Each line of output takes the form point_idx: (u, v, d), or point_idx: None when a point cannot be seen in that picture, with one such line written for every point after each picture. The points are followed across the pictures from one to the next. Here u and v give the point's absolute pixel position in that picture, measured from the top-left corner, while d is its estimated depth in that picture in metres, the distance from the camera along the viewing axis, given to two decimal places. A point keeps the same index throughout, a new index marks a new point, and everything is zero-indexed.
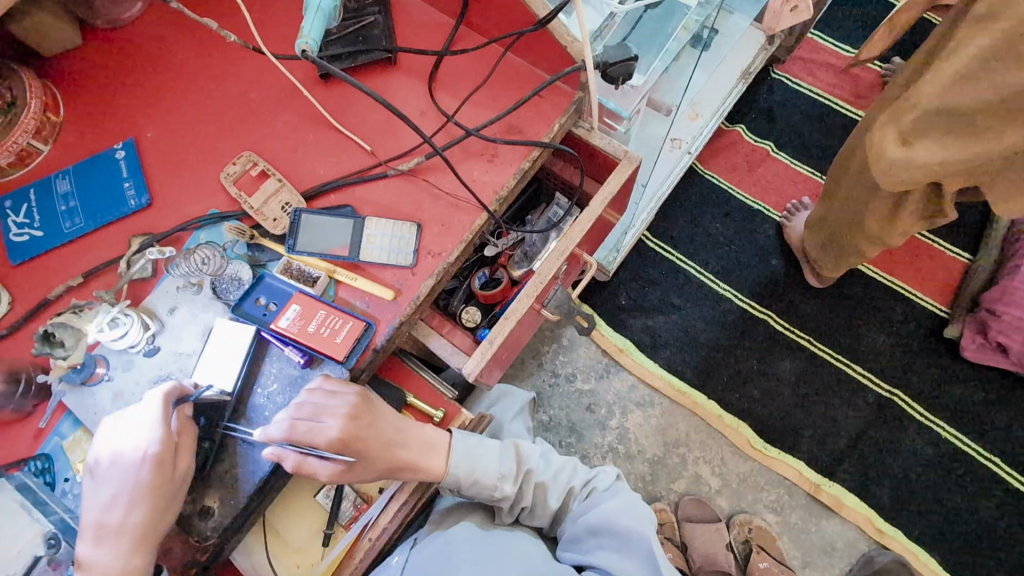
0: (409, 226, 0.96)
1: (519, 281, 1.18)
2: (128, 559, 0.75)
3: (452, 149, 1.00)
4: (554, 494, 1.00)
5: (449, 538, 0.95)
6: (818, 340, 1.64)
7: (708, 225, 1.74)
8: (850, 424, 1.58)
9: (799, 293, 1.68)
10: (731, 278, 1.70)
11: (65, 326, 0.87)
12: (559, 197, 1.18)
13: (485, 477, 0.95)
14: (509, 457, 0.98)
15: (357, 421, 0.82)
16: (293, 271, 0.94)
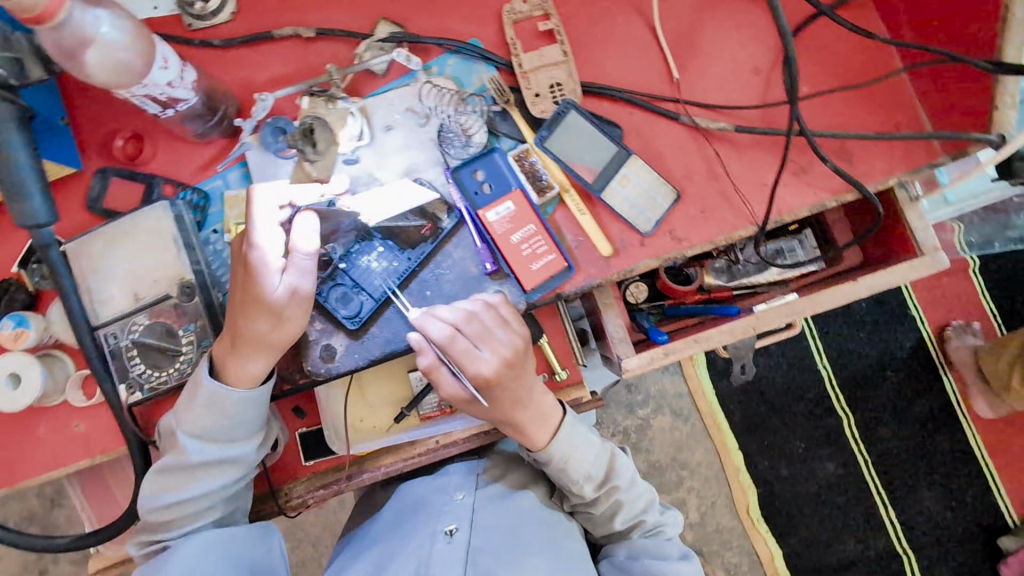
0: (668, 192, 0.80)
1: (707, 292, 1.02)
2: (247, 361, 0.75)
3: (763, 136, 0.81)
4: (625, 518, 0.89)
5: (518, 506, 0.91)
6: (877, 469, 1.46)
7: (859, 308, 1.47)
8: (845, 552, 1.45)
9: (892, 426, 1.46)
10: (850, 367, 1.46)
11: (327, 127, 0.81)
12: (809, 237, 0.99)
13: (575, 473, 0.85)
14: (603, 463, 0.88)
15: (508, 365, 0.74)
16: (525, 165, 0.81)
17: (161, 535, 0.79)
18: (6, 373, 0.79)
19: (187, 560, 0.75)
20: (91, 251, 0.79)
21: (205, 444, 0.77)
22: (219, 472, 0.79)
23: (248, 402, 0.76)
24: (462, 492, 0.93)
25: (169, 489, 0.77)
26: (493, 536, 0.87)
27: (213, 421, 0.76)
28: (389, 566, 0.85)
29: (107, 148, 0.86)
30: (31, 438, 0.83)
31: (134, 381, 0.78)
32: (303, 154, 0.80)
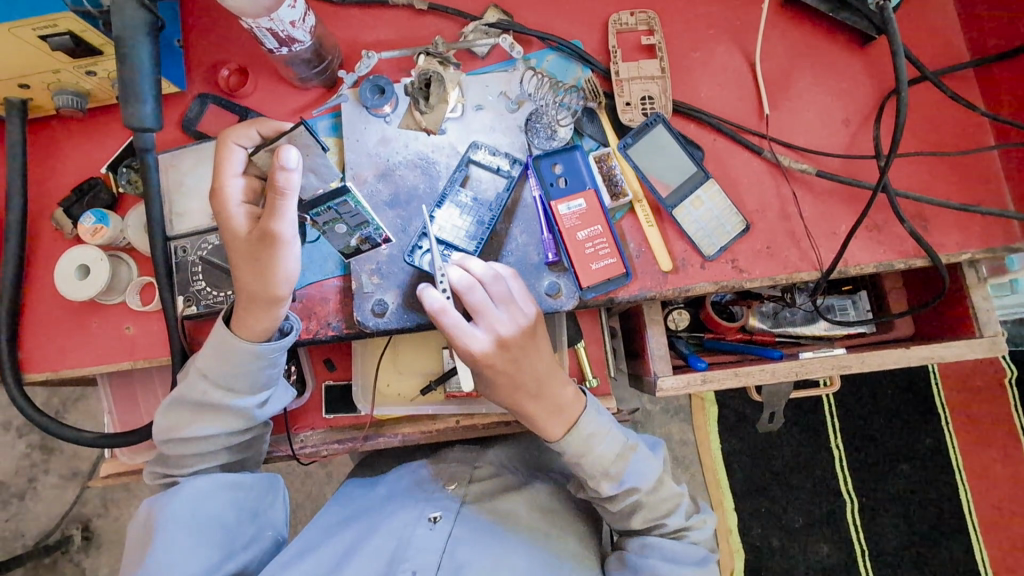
0: (738, 221, 0.81)
1: (748, 333, 1.01)
2: (250, 312, 0.73)
3: (842, 186, 0.81)
4: (642, 518, 0.78)
5: (511, 510, 0.83)
6: (870, 560, 1.41)
7: (883, 392, 1.43)
8: None
9: (895, 518, 1.41)
10: (861, 449, 1.43)
11: (442, 84, 0.83)
12: (864, 298, 0.99)
13: (590, 468, 0.75)
14: (625, 461, 0.77)
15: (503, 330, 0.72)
16: (604, 168, 0.82)
17: (172, 470, 0.78)
18: (76, 262, 0.83)
19: (193, 497, 0.74)
20: (181, 164, 0.83)
21: (208, 386, 0.76)
22: (219, 418, 0.77)
23: (250, 354, 0.74)
24: (455, 485, 0.86)
25: (172, 427, 0.77)
26: (481, 534, 0.79)
27: (220, 368, 0.75)
28: (363, 545, 0.78)
29: (212, 76, 0.90)
30: (83, 330, 0.87)
31: (193, 295, 0.82)
32: (415, 103, 0.82)
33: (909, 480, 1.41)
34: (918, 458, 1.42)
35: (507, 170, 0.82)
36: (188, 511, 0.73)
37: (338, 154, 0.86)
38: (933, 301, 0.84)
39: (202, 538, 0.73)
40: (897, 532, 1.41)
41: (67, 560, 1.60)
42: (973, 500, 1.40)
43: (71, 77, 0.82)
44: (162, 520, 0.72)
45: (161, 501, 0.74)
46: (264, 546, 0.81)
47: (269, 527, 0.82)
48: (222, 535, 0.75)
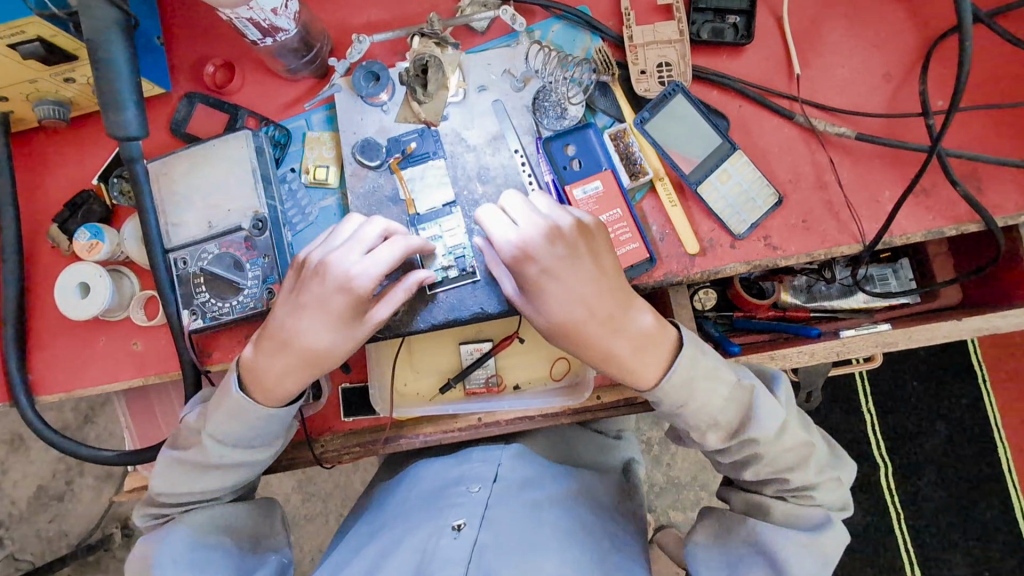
0: (770, 194, 0.74)
1: (780, 310, 0.95)
2: (284, 369, 0.70)
3: (883, 148, 0.74)
4: (770, 472, 0.69)
5: (535, 507, 0.81)
6: (908, 527, 1.33)
7: (916, 356, 1.36)
8: None
9: (931, 483, 1.34)
10: (898, 415, 1.36)
11: (440, 68, 0.77)
12: (905, 264, 0.93)
13: (697, 416, 0.68)
14: (738, 406, 0.68)
15: (591, 316, 0.65)
16: (621, 145, 0.76)
17: (167, 510, 0.76)
18: (76, 281, 0.80)
19: (192, 533, 0.74)
20: (173, 172, 0.78)
21: (224, 450, 0.73)
22: (228, 475, 0.75)
23: (270, 418, 0.72)
24: (478, 486, 0.84)
25: (178, 481, 0.74)
26: (505, 538, 0.76)
27: (233, 429, 0.72)
28: (386, 561, 0.75)
29: (198, 73, 0.85)
30: (90, 347, 0.85)
31: (198, 308, 0.78)
32: (412, 93, 0.77)
33: (949, 444, 1.34)
34: (956, 420, 1.34)
35: (517, 154, 0.77)
36: (188, 546, 0.73)
37: (335, 149, 0.81)
38: (985, 267, 0.77)
39: (205, 573, 0.71)
40: (938, 498, 1.33)
41: (109, 558, 1.63)
42: (1015, 463, 1.32)
43: (49, 86, 0.77)
44: (161, 561, 0.72)
45: (159, 539, 0.74)
46: (270, 572, 0.78)
47: (271, 553, 0.80)
48: (225, 565, 0.73)
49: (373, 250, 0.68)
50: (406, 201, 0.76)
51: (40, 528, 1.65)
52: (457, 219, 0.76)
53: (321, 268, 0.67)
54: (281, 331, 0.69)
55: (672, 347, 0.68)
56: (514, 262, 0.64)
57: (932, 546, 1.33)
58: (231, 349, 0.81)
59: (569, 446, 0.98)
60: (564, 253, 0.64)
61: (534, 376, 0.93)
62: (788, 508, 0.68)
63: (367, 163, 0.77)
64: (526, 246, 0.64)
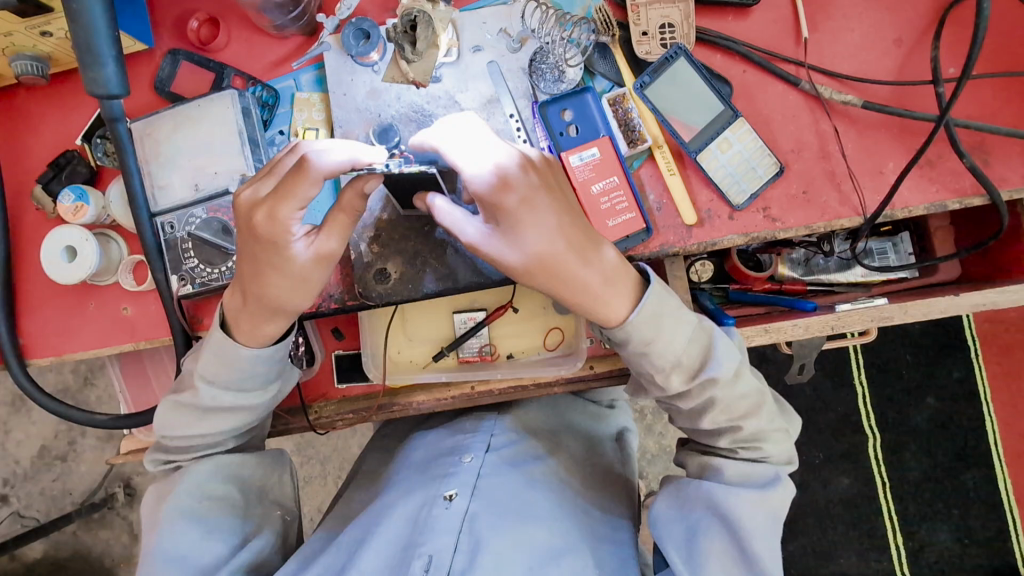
0: (771, 164, 0.72)
1: (777, 283, 0.94)
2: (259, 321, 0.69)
3: (889, 117, 0.72)
4: (726, 421, 0.69)
5: (529, 479, 0.81)
6: (890, 493, 1.36)
7: (910, 328, 1.36)
8: (842, 564, 1.37)
9: (916, 451, 1.36)
10: (887, 386, 1.36)
11: (429, 25, 0.72)
12: (907, 237, 0.91)
13: (659, 355, 0.66)
14: (697, 347, 0.67)
15: (569, 247, 0.63)
16: (619, 111, 0.74)
17: (173, 457, 0.77)
18: (62, 245, 0.78)
19: (198, 485, 0.74)
20: (157, 133, 0.75)
21: (217, 391, 0.73)
22: (231, 418, 0.75)
23: (260, 359, 0.72)
24: (469, 457, 0.83)
25: (182, 423, 0.75)
26: (497, 507, 0.76)
27: (225, 370, 0.72)
28: (376, 530, 0.76)
29: (182, 30, 0.82)
30: (80, 311, 0.84)
31: (186, 274, 0.76)
32: (399, 51, 0.74)
33: (936, 414, 1.35)
34: (944, 391, 1.35)
35: (512, 118, 0.74)
36: (196, 497, 0.73)
37: (325, 111, 0.79)
38: (987, 241, 0.76)
39: (211, 527, 0.73)
40: (922, 466, 1.35)
41: (112, 515, 1.67)
42: (999, 431, 1.34)
43: (24, 40, 0.74)
44: (168, 510, 0.72)
45: (166, 489, 0.75)
46: (273, 529, 0.79)
47: (276, 508, 0.81)
48: (231, 521, 0.74)
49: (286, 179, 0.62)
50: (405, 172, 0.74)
51: (45, 485, 1.68)
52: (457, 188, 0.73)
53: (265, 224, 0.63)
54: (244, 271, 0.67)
55: (637, 283, 0.67)
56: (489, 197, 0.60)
57: (913, 511, 1.35)
58: None
59: (562, 413, 0.99)
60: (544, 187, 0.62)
61: (528, 346, 0.93)
62: (744, 466, 0.68)
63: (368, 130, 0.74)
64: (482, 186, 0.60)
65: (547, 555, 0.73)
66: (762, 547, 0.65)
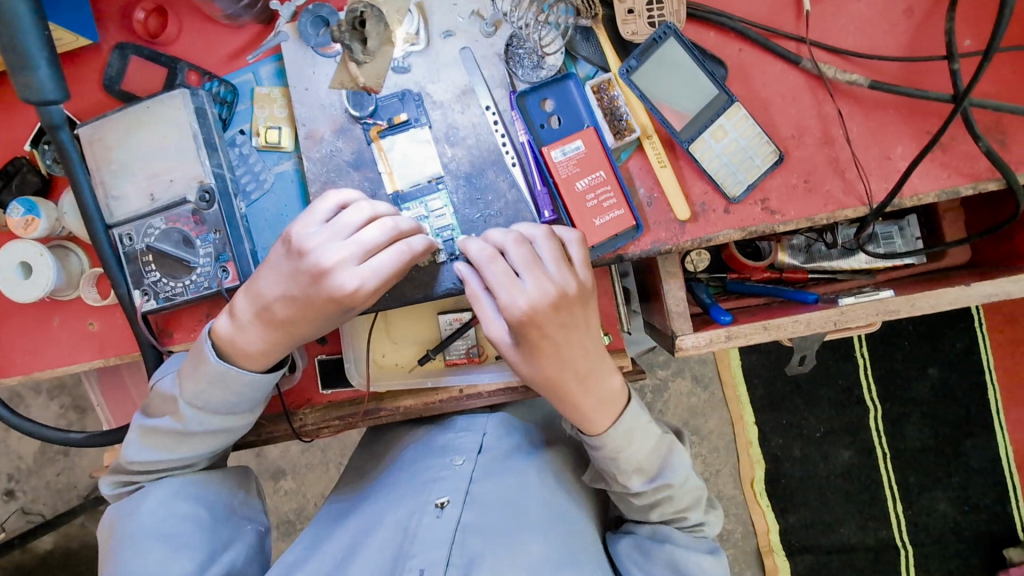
0: (769, 152, 0.67)
1: (777, 272, 0.89)
2: (266, 343, 0.65)
3: (898, 97, 0.66)
4: (674, 512, 0.73)
5: (522, 479, 0.78)
6: (891, 465, 1.34)
7: None
8: (842, 536, 1.35)
9: (918, 423, 1.33)
10: (890, 359, 1.33)
11: (380, 19, 0.66)
12: (914, 218, 0.86)
13: (625, 462, 0.68)
14: (659, 455, 0.70)
15: (576, 374, 0.63)
16: (604, 99, 0.68)
17: (137, 478, 0.73)
18: (17, 260, 0.74)
19: (162, 503, 0.71)
20: (107, 138, 0.70)
21: (206, 417, 0.69)
22: (211, 440, 0.71)
23: (256, 384, 0.69)
24: (462, 458, 0.80)
25: (163, 446, 0.71)
26: (489, 517, 0.74)
27: (217, 395, 0.68)
28: (366, 541, 0.73)
29: (129, 22, 0.75)
30: (44, 327, 0.80)
31: (149, 288, 0.72)
32: (348, 51, 0.66)
33: (938, 386, 1.32)
34: (946, 362, 1.32)
35: (489, 111, 0.69)
36: (159, 515, 0.70)
37: (287, 107, 0.73)
38: (1000, 227, 0.71)
39: (179, 544, 0.69)
40: (924, 437, 1.33)
41: None
42: (1001, 401, 1.31)
43: None
44: (132, 531, 0.69)
45: (129, 509, 0.71)
46: (245, 542, 0.76)
47: (248, 522, 0.78)
48: (198, 538, 0.71)
49: (357, 233, 0.61)
50: (388, 176, 0.69)
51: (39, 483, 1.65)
52: (443, 198, 0.69)
53: (318, 264, 0.60)
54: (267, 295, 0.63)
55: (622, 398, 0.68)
56: (519, 323, 0.59)
57: (914, 481, 1.33)
58: (193, 329, 0.77)
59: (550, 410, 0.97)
60: (567, 322, 0.61)
61: None
62: (686, 539, 0.72)
63: (355, 114, 0.69)
64: (534, 310, 0.59)
65: (545, 566, 0.69)
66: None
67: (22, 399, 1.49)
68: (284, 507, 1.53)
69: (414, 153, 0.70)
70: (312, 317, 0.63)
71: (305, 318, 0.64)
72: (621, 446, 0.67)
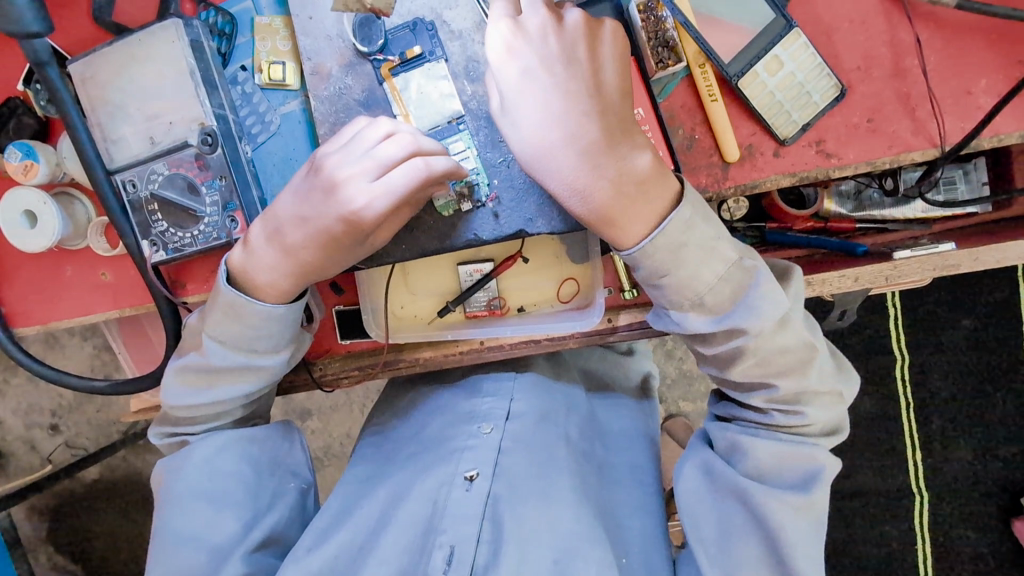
0: (830, 87, 0.59)
1: (822, 222, 0.82)
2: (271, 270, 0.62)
3: (987, 18, 0.57)
4: (759, 374, 0.61)
5: (552, 453, 0.76)
6: (913, 412, 1.30)
7: None
8: (856, 480, 1.32)
9: (946, 370, 1.28)
10: (923, 307, 1.28)
11: None
12: (982, 160, 0.78)
13: (676, 290, 0.57)
14: (728, 287, 0.58)
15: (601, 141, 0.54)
16: (650, 20, 0.59)
17: (181, 427, 0.73)
18: (20, 210, 0.71)
19: (206, 462, 0.71)
20: (100, 76, 0.65)
21: (226, 354, 0.66)
22: (241, 382, 0.69)
23: (271, 318, 0.64)
24: (490, 427, 0.77)
25: (194, 389, 0.69)
26: (520, 485, 0.72)
27: (233, 330, 0.65)
28: (395, 513, 0.72)
29: None
30: (58, 278, 0.78)
31: (158, 239, 0.68)
32: None
33: (971, 334, 1.27)
34: (983, 311, 1.26)
35: None
36: (203, 474, 0.70)
37: (291, 39, 0.67)
38: None
39: (223, 505, 0.70)
40: (951, 384, 1.29)
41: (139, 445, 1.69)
42: None
43: None
44: (176, 494, 0.70)
45: (176, 465, 0.71)
46: (289, 500, 0.76)
47: (291, 478, 0.78)
48: (244, 498, 0.71)
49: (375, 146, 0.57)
50: (402, 116, 0.63)
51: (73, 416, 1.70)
52: (465, 140, 0.63)
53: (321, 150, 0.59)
54: (273, 234, 0.61)
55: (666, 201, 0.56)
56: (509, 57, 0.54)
57: (936, 428, 1.30)
58: (207, 279, 0.74)
59: (580, 364, 0.95)
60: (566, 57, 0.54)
61: (540, 298, 0.86)
62: (780, 448, 0.62)
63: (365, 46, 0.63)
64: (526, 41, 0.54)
65: (572, 541, 0.69)
66: (801, 561, 0.60)
67: (56, 340, 1.52)
68: (312, 444, 1.56)
69: (430, 91, 0.63)
70: (320, 244, 0.59)
71: (308, 238, 0.60)
72: (676, 262, 0.56)
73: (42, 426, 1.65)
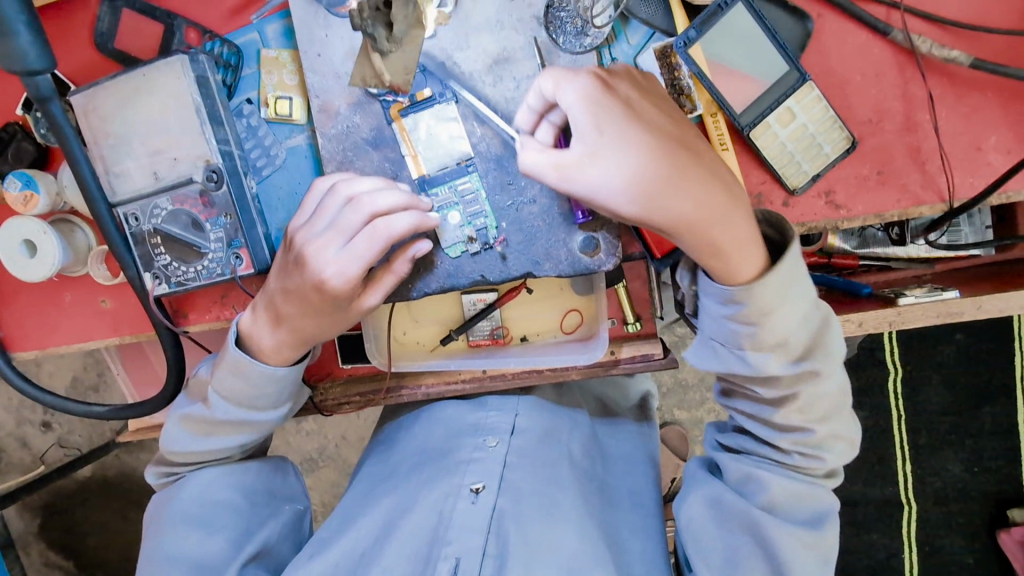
0: (842, 139, 0.59)
1: (826, 260, 0.81)
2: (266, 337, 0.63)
3: (999, 77, 0.57)
4: (801, 418, 0.57)
5: (556, 469, 0.76)
6: (903, 425, 1.30)
7: None
8: (846, 490, 1.33)
9: (937, 386, 1.29)
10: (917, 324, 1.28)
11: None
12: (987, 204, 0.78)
13: (766, 330, 0.54)
14: (810, 328, 0.55)
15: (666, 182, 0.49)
16: (666, 68, 0.60)
17: (177, 468, 0.72)
18: (19, 238, 0.70)
19: (198, 489, 0.71)
20: (103, 109, 0.64)
21: (229, 410, 0.66)
22: (241, 434, 0.69)
23: (272, 379, 0.65)
24: (495, 440, 0.78)
25: (194, 437, 0.69)
26: (526, 500, 0.72)
27: (238, 389, 0.65)
28: (398, 525, 0.71)
29: None
30: (57, 304, 0.77)
31: (160, 272, 0.68)
32: (371, 40, 0.59)
33: (962, 351, 1.28)
34: (974, 328, 1.27)
35: (524, 83, 0.62)
36: (195, 501, 0.70)
37: (298, 73, 0.66)
38: None
39: (213, 528, 0.69)
40: (942, 399, 1.29)
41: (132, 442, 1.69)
42: None
43: None
44: (168, 515, 0.69)
45: (167, 499, 0.71)
46: (283, 519, 0.76)
47: (286, 503, 0.78)
48: (234, 520, 0.71)
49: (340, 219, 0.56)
50: (411, 157, 0.62)
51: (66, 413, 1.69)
52: (474, 181, 0.63)
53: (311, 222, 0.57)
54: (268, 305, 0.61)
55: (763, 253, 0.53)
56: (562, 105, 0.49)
57: (925, 441, 1.30)
58: (209, 309, 0.74)
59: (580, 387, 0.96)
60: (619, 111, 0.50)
61: (543, 328, 0.86)
62: (795, 487, 0.58)
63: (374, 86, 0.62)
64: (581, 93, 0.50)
65: (575, 564, 0.68)
66: None
67: None
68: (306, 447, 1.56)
69: (439, 130, 0.62)
70: (313, 317, 0.60)
71: (297, 311, 0.60)
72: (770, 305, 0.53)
73: (33, 422, 1.64)
